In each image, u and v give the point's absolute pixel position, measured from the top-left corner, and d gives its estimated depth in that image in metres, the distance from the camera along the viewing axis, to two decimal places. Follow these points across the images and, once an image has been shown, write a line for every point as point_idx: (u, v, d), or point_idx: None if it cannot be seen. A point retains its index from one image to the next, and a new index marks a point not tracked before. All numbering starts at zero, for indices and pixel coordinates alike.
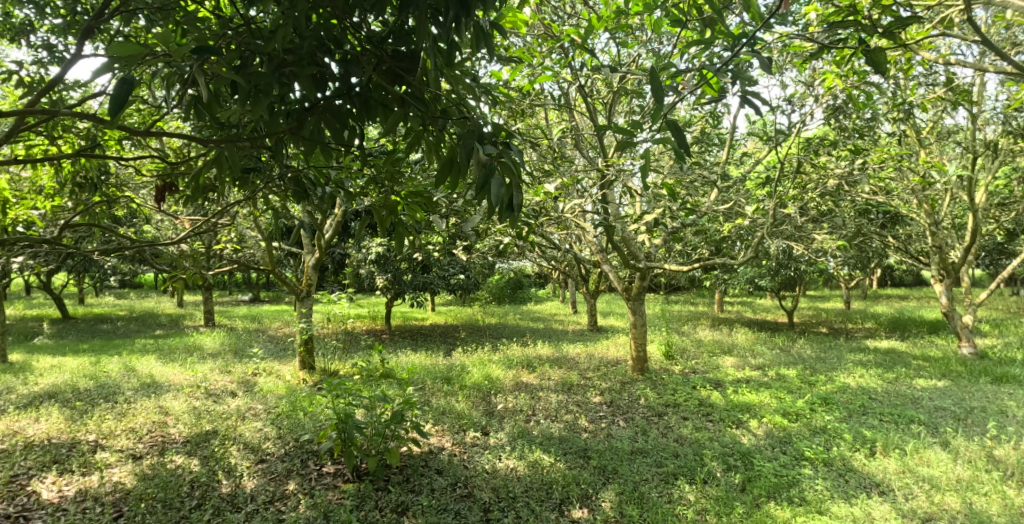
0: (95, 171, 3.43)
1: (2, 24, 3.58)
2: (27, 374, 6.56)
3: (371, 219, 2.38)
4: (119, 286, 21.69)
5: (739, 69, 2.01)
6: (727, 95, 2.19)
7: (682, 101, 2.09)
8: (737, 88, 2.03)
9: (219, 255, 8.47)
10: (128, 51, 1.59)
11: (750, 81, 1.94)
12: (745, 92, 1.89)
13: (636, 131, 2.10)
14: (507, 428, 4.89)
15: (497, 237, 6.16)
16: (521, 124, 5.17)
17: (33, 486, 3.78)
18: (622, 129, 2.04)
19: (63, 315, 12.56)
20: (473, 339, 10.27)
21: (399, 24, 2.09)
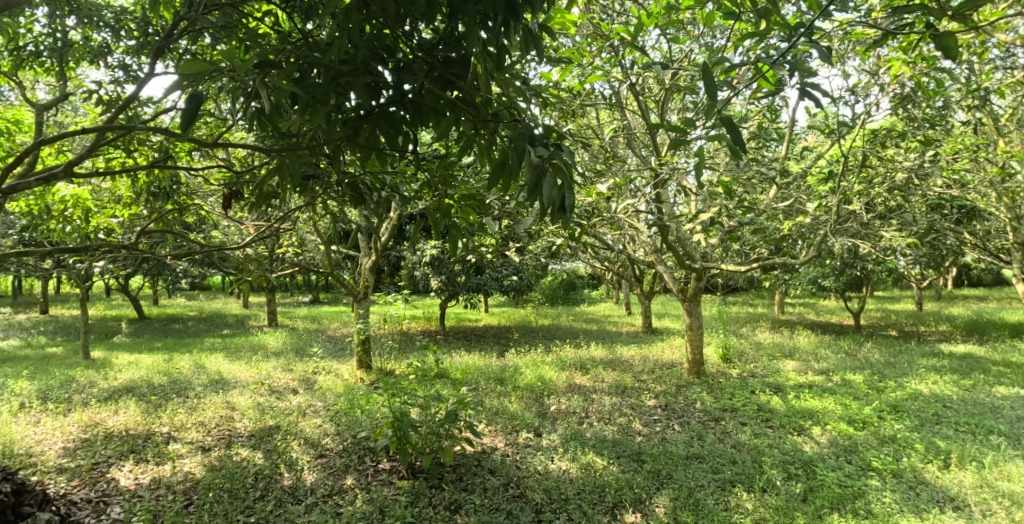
0: (168, 180, 3.63)
1: (83, 48, 3.85)
2: (108, 369, 7.03)
3: (425, 222, 2.41)
4: (190, 288, 23.01)
5: (797, 61, 1.92)
6: (784, 89, 2.09)
7: (737, 96, 2.01)
8: (796, 81, 1.94)
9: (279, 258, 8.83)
10: (197, 69, 1.68)
11: (809, 73, 1.85)
12: (804, 84, 1.80)
13: (690, 128, 2.04)
14: (560, 430, 4.87)
15: (550, 238, 6.14)
16: (572, 125, 5.14)
17: (112, 473, 4.04)
18: (675, 127, 1.98)
19: (139, 314, 13.41)
20: (525, 339, 10.30)
21: (449, 31, 2.12)
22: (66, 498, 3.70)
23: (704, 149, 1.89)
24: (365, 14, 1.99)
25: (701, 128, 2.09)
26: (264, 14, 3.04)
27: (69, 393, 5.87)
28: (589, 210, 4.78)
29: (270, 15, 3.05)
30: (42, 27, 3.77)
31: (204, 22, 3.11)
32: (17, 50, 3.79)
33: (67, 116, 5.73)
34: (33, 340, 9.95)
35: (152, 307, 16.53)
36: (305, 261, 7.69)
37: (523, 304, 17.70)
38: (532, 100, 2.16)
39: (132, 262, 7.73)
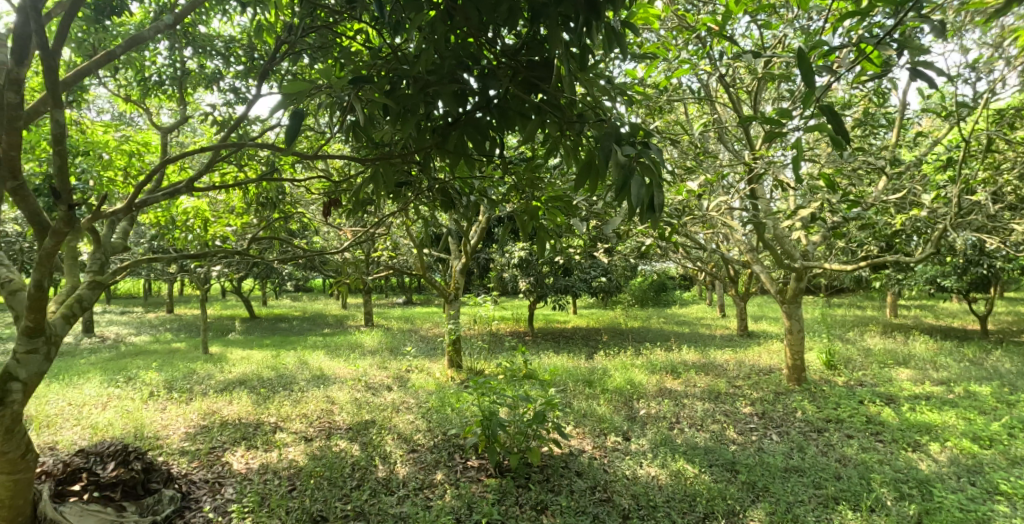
0: (274, 192, 3.92)
1: (199, 75, 4.26)
2: (224, 363, 7.71)
3: (514, 224, 2.44)
4: (295, 290, 24.80)
5: (906, 39, 1.73)
6: (893, 70, 1.87)
7: (837, 81, 1.85)
8: (903, 62, 1.75)
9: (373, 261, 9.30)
10: (298, 87, 1.81)
11: (920, 51, 1.66)
12: (915, 64, 1.62)
13: (787, 119, 1.89)
14: (649, 435, 4.76)
15: (639, 238, 6.03)
16: (658, 122, 5.02)
17: (227, 457, 4.43)
18: (769, 119, 1.85)
19: (250, 314, 14.62)
20: (613, 342, 10.18)
21: (532, 34, 2.13)
22: (187, 477, 4.09)
23: (803, 140, 1.75)
24: (449, 24, 2.03)
25: (797, 119, 1.92)
26: (356, 32, 3.21)
27: (192, 384, 6.50)
28: (679, 209, 4.63)
29: (362, 33, 3.22)
30: (164, 58, 4.19)
31: (303, 44, 3.33)
32: (144, 80, 4.24)
33: (189, 138, 6.38)
34: (162, 336, 11.16)
35: (262, 307, 18.00)
36: (398, 264, 8.05)
37: (608, 305, 17.45)
38: (618, 99, 2.12)
39: (244, 266, 8.43)
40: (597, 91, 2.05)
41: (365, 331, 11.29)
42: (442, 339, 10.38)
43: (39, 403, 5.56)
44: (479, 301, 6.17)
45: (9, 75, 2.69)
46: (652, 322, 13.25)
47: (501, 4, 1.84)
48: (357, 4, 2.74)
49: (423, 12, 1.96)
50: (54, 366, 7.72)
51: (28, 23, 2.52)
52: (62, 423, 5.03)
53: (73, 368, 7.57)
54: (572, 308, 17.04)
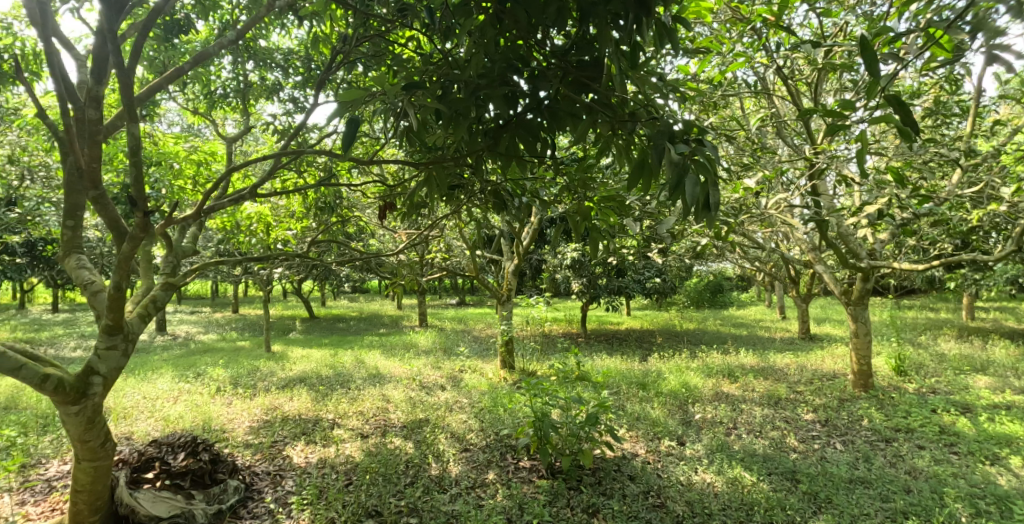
0: (332, 197, 4.07)
1: (261, 87, 4.48)
2: (286, 361, 8.05)
3: (566, 225, 2.44)
4: (352, 291, 25.58)
5: (981, 19, 1.60)
6: (965, 54, 1.80)
7: (903, 69, 1.74)
8: (979, 44, 1.62)
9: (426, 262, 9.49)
10: (353, 96, 1.88)
11: (998, 32, 1.53)
12: (991, 47, 1.49)
13: (851, 110, 1.79)
14: (705, 440, 4.65)
15: (694, 238, 5.89)
16: (713, 118, 4.90)
17: (288, 451, 4.62)
18: (831, 110, 1.76)
19: (309, 314, 15.18)
20: (669, 344, 9.98)
21: (581, 34, 2.12)
22: (251, 469, 4.29)
23: (868, 132, 1.65)
24: (498, 28, 2.06)
25: (861, 110, 1.85)
26: (408, 39, 3.29)
27: (255, 381, 6.81)
28: (736, 207, 4.51)
29: (413, 40, 3.30)
30: (229, 72, 4.43)
31: (358, 54, 3.46)
32: (210, 93, 4.49)
33: (254, 148, 6.72)
34: (228, 334, 11.75)
35: (321, 308, 18.68)
36: (452, 265, 8.18)
37: (663, 307, 17.11)
38: (670, 96, 2.08)
39: (304, 268, 8.77)
40: (649, 89, 2.03)
41: (420, 331, 11.53)
42: (494, 340, 10.46)
43: (119, 396, 5.96)
44: (533, 301, 6.19)
45: (90, 93, 2.91)
46: (708, 324, 12.91)
47: (550, 6, 1.85)
48: (409, 13, 2.83)
49: (472, 17, 2.00)
50: (132, 361, 8.27)
51: (107, 45, 2.73)
52: (137, 415, 5.37)
53: (148, 363, 8.07)
54: (625, 309, 16.82)
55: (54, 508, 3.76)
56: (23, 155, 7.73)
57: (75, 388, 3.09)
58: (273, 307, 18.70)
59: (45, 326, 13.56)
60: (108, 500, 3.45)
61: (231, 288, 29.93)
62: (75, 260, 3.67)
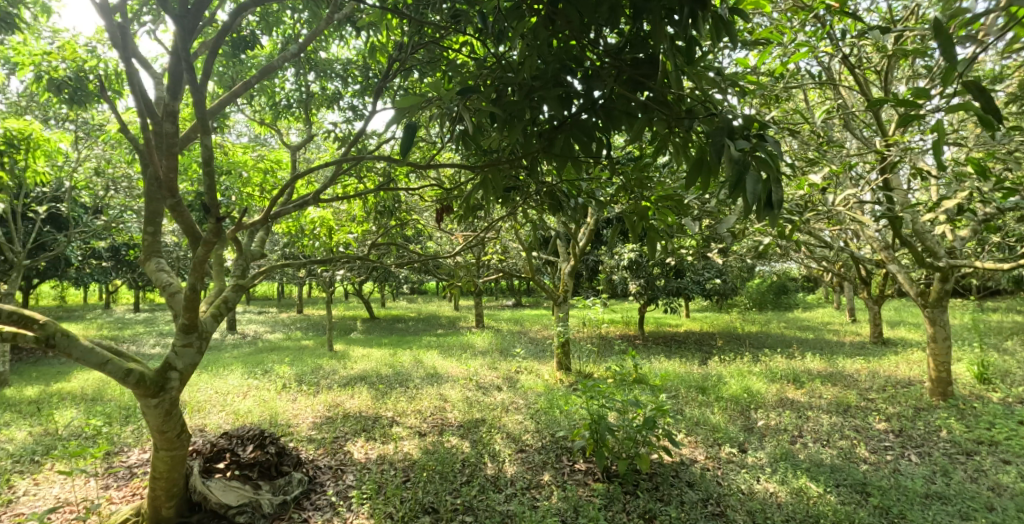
0: (391, 201, 4.19)
1: (322, 96, 4.68)
2: (348, 360, 8.34)
3: (623, 225, 2.41)
4: (410, 292, 26.22)
5: None
6: None
7: (984, 52, 1.63)
8: None
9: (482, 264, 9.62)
10: (410, 103, 1.96)
11: None
12: None
13: (925, 97, 1.70)
14: (769, 448, 4.48)
15: (756, 237, 5.70)
16: (774, 112, 4.72)
17: (349, 446, 4.79)
18: (903, 99, 1.67)
19: (370, 314, 15.68)
20: (730, 347, 9.67)
21: (635, 31, 2.09)
22: (314, 462, 4.48)
23: (946, 121, 1.56)
24: (551, 30, 2.06)
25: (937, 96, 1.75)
26: (462, 45, 3.35)
27: (319, 378, 7.10)
28: (801, 204, 4.32)
29: (467, 45, 3.36)
30: (292, 84, 4.65)
31: (413, 60, 3.55)
32: (275, 104, 4.72)
33: (316, 155, 7.01)
34: (293, 334, 12.31)
35: (381, 309, 19.26)
36: (508, 267, 8.24)
37: (723, 308, 16.59)
38: (730, 91, 2.03)
39: (365, 270, 9.07)
40: (707, 85, 2.00)
41: (477, 332, 11.68)
42: (549, 342, 10.45)
43: (194, 390, 6.35)
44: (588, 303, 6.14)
45: (166, 108, 3.11)
46: (772, 327, 12.41)
47: (602, 4, 1.85)
48: (462, 18, 2.88)
49: (525, 20, 2.01)
50: (206, 358, 8.79)
51: (181, 64, 2.91)
52: (210, 408, 5.70)
53: (220, 360, 8.55)
54: (683, 311, 16.42)
55: (134, 493, 4.03)
56: (109, 166, 8.37)
57: (154, 382, 3.28)
58: (335, 308, 19.41)
59: (129, 325, 14.65)
60: (182, 488, 3.62)
61: (297, 288, 31.18)
62: (155, 264, 3.92)
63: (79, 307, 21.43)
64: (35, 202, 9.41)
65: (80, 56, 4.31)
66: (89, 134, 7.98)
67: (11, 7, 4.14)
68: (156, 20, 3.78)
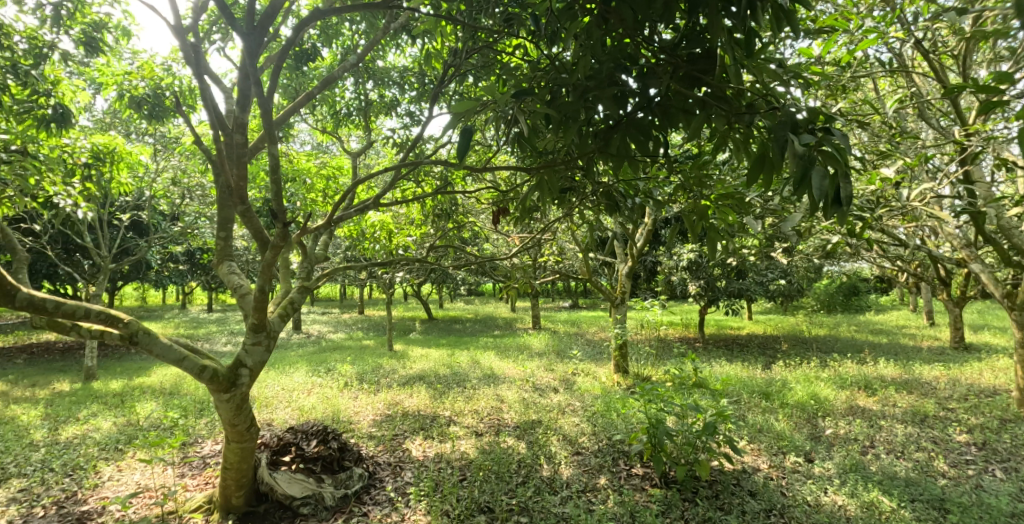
0: (448, 204, 4.28)
1: (379, 103, 4.82)
2: (407, 360, 8.55)
3: (682, 225, 2.36)
4: (468, 294, 26.60)
5: None
6: None
7: None
8: None
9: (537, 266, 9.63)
10: (465, 107, 1.99)
11: None
12: None
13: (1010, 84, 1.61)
14: (837, 459, 4.25)
15: (823, 236, 5.44)
16: (842, 104, 4.49)
17: (408, 444, 4.91)
18: (985, 86, 1.60)
19: (428, 315, 16.02)
20: (795, 351, 9.25)
21: (691, 26, 2.03)
22: (374, 458, 4.62)
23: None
24: (604, 29, 2.03)
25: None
26: (515, 48, 3.38)
27: (379, 377, 7.31)
28: (872, 200, 4.08)
29: (520, 48, 3.38)
30: (351, 93, 4.82)
31: (467, 65, 3.61)
32: (336, 113, 4.92)
33: (375, 161, 7.23)
34: (355, 334, 12.75)
35: (439, 310, 19.68)
36: (564, 268, 8.22)
37: (788, 310, 15.88)
38: (792, 84, 1.96)
39: (423, 272, 9.28)
40: (769, 77, 1.90)
41: (534, 334, 11.70)
42: (605, 343, 10.33)
43: (263, 386, 6.69)
44: (646, 304, 6.03)
45: (236, 121, 3.30)
46: (842, 330, 11.77)
47: (656, 1, 1.81)
48: (515, 21, 2.89)
49: (577, 20, 1.99)
50: (273, 356, 9.24)
51: (250, 78, 3.08)
52: (277, 404, 5.99)
53: (286, 359, 8.96)
54: (744, 313, 15.84)
55: (207, 482, 4.28)
56: (185, 177, 8.95)
57: (226, 378, 3.48)
58: (394, 309, 19.94)
59: (204, 324, 15.60)
60: (251, 479, 3.82)
61: (358, 290, 32.28)
62: (227, 267, 4.17)
63: (160, 307, 23.01)
64: (121, 210, 10.19)
65: (157, 74, 4.61)
66: (167, 147, 8.55)
67: (95, 32, 4.49)
68: (226, 38, 4.02)
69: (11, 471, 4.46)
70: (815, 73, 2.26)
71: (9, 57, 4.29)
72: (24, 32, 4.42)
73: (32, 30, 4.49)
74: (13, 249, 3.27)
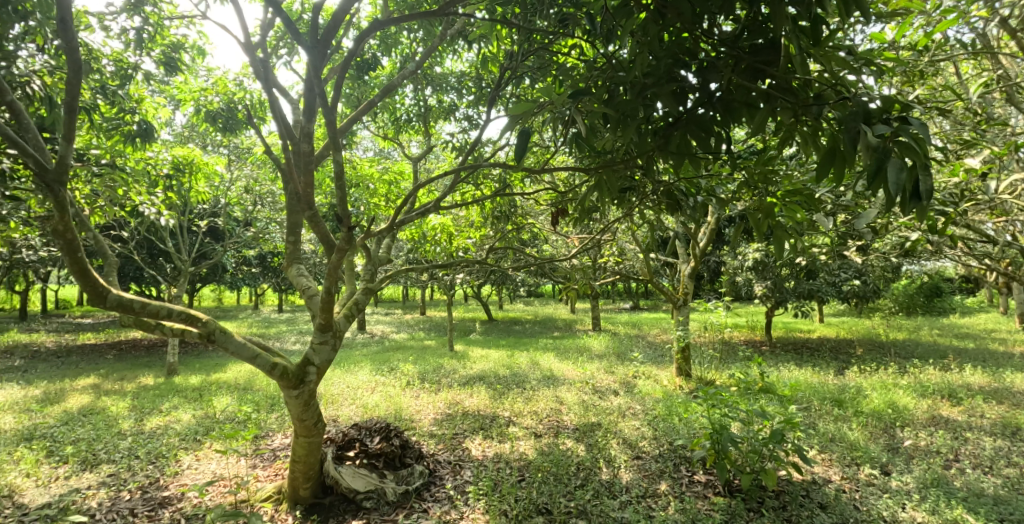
0: (507, 206, 4.32)
1: (438, 109, 4.93)
2: (467, 360, 8.69)
3: (747, 224, 2.27)
4: (527, 295, 26.72)
5: None
6: None
7: None
8: None
9: (597, 267, 9.55)
10: (523, 109, 2.00)
11: None
12: None
13: None
14: (917, 472, 3.97)
15: (901, 232, 5.09)
16: (922, 90, 4.19)
17: (468, 443, 4.98)
18: None
19: (488, 316, 16.21)
20: (872, 356, 8.69)
21: (753, 17, 1.96)
22: (434, 456, 4.72)
23: None
24: (661, 24, 1.98)
25: None
26: (571, 48, 3.36)
27: (440, 377, 7.47)
28: (956, 193, 3.78)
29: (576, 47, 3.36)
30: (411, 100, 4.96)
31: (523, 67, 3.62)
32: (397, 120, 5.08)
33: (434, 165, 7.39)
34: (417, 334, 13.10)
35: (498, 311, 19.92)
36: (623, 269, 8.11)
37: (863, 313, 14.99)
38: (863, 71, 1.86)
39: (482, 274, 9.40)
40: (837, 67, 1.84)
41: (594, 335, 11.60)
42: (667, 346, 10.09)
43: (329, 384, 6.98)
44: (708, 306, 5.85)
45: (303, 130, 3.45)
46: (924, 334, 10.96)
47: None
48: (570, 21, 2.88)
49: (634, 17, 1.96)
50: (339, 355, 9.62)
51: (315, 89, 3.22)
52: (343, 401, 6.23)
53: (352, 358, 9.31)
54: (814, 315, 15.07)
55: (277, 473, 4.51)
56: (257, 185, 9.47)
57: (295, 375, 3.65)
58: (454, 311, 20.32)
59: (275, 324, 16.46)
60: (318, 472, 3.98)
61: (419, 291, 33.11)
62: (296, 270, 4.37)
63: (236, 308, 24.50)
64: (200, 217, 10.91)
65: (230, 89, 4.90)
66: (240, 157, 9.07)
67: (174, 53, 4.83)
68: (292, 52, 4.24)
69: (103, 457, 4.86)
70: (886, 59, 2.12)
71: (99, 78, 4.68)
72: (111, 55, 4.81)
73: (119, 53, 4.88)
74: (105, 254, 3.56)
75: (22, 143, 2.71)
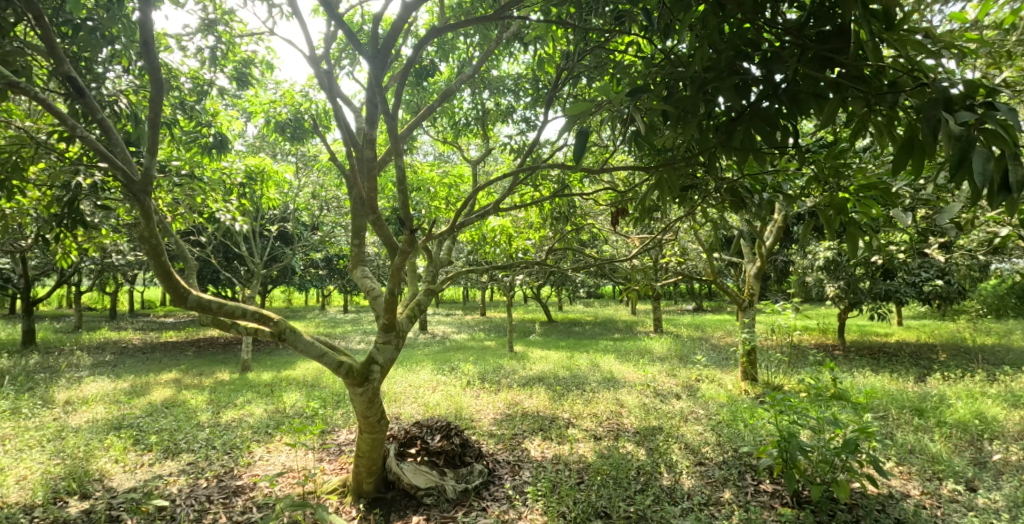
0: (566, 206, 4.34)
1: (496, 111, 5.02)
2: (526, 361, 8.76)
3: (817, 220, 2.19)
4: (587, 296, 26.56)
5: None
6: None
7: None
8: None
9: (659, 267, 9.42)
10: (580, 109, 2.01)
11: None
12: None
13: None
14: (1008, 489, 3.67)
15: (991, 228, 4.72)
16: (1014, 73, 3.86)
17: (528, 443, 5.03)
18: None
19: (547, 317, 16.27)
20: (959, 363, 8.07)
21: (819, 2, 1.90)
22: (494, 455, 4.79)
23: None
24: (721, 16, 1.96)
25: None
26: (628, 45, 3.34)
27: (500, 377, 7.58)
28: None
29: (632, 44, 3.34)
30: (470, 103, 5.07)
31: (580, 67, 3.63)
32: (456, 124, 5.20)
33: (493, 168, 7.51)
34: (477, 334, 13.32)
35: (557, 312, 19.92)
36: (686, 269, 7.94)
37: (950, 315, 13.90)
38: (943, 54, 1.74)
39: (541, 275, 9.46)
40: (913, 51, 1.72)
41: (655, 337, 11.40)
42: (732, 349, 9.76)
43: (393, 383, 7.21)
44: (775, 308, 5.63)
45: (366, 136, 3.60)
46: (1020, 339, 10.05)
47: None
48: (626, 18, 2.86)
49: (693, 10, 1.93)
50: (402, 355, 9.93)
51: (377, 96, 3.35)
52: (405, 399, 6.44)
53: (414, 357, 9.59)
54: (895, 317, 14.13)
55: (342, 467, 4.72)
56: (323, 191, 9.93)
57: (360, 373, 3.80)
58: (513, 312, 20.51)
59: (341, 324, 17.17)
60: (381, 467, 4.14)
61: (479, 292, 33.62)
62: (361, 272, 4.55)
63: (306, 308, 25.76)
64: (272, 222, 11.54)
65: (297, 101, 5.18)
66: (308, 165, 9.55)
67: (245, 68, 5.16)
68: (355, 62, 4.44)
69: (183, 446, 5.24)
70: (968, 40, 1.94)
71: (179, 95, 5.05)
72: (189, 74, 5.18)
73: (196, 71, 5.25)
74: (185, 258, 3.84)
75: (111, 157, 2.97)
